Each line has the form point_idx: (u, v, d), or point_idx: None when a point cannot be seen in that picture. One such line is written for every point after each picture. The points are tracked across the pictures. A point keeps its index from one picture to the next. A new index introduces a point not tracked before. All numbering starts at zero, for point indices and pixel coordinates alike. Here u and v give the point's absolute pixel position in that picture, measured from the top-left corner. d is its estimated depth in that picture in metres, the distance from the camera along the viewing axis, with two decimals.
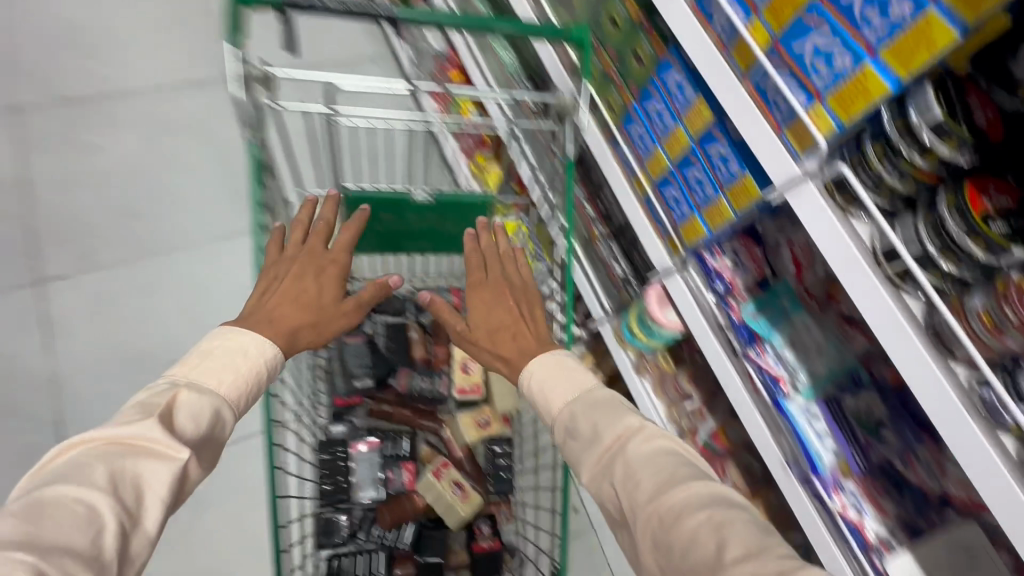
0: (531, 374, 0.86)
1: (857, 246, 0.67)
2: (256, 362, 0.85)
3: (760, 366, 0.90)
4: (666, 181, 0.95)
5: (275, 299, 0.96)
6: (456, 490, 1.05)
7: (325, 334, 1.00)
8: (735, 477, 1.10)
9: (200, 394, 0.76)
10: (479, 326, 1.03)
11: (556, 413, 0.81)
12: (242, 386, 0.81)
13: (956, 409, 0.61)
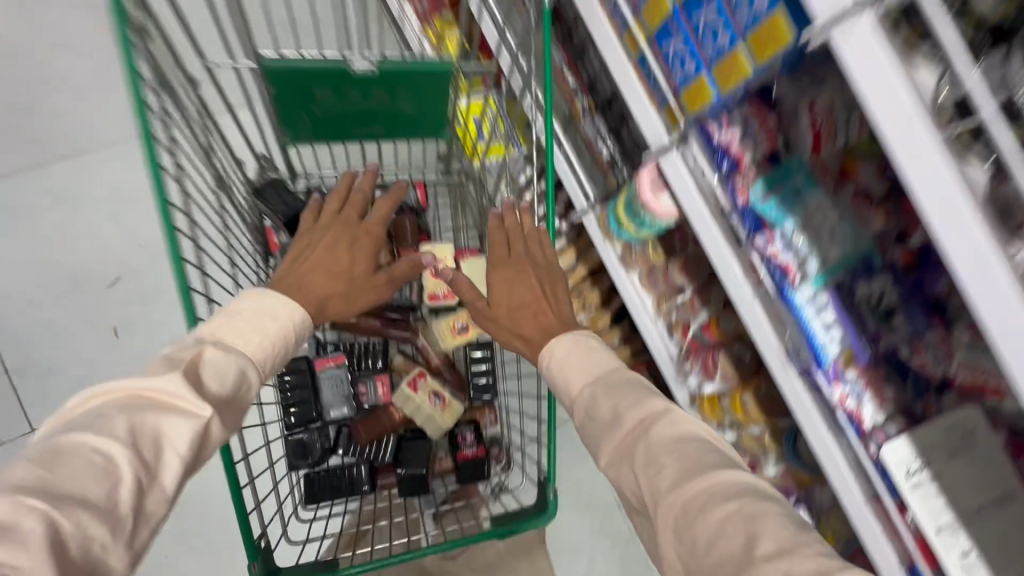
0: (550, 357, 0.80)
1: (915, 100, 0.52)
2: (288, 330, 0.76)
3: (766, 256, 0.79)
4: (667, 32, 0.77)
5: (306, 261, 0.87)
6: (435, 400, 0.98)
7: (351, 305, 0.89)
8: (727, 368, 1.05)
9: (227, 352, 0.67)
10: (502, 298, 0.91)
11: (573, 392, 0.75)
12: (274, 350, 0.73)
13: (1011, 299, 0.51)
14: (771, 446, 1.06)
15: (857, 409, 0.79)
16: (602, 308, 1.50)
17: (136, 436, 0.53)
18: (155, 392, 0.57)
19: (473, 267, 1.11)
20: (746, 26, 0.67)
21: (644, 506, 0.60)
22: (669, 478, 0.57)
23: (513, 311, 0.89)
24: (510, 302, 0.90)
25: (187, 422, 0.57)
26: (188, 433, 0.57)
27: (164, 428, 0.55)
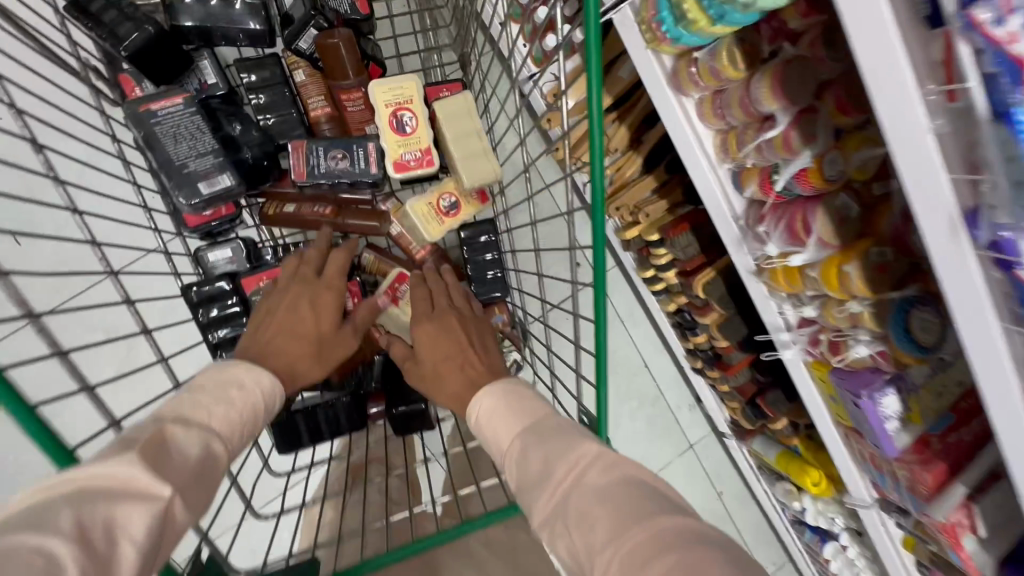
0: (476, 416, 0.69)
1: None
2: (260, 403, 0.67)
3: (988, 47, 0.43)
4: None
5: (267, 326, 0.75)
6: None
7: (319, 365, 0.76)
8: (826, 231, 0.75)
9: (189, 428, 0.58)
10: (432, 354, 0.75)
11: (504, 450, 0.64)
12: (245, 423, 0.64)
13: None
14: (868, 326, 0.81)
15: None
16: (631, 151, 1.16)
17: (85, 529, 0.44)
18: (107, 478, 0.48)
19: (451, 108, 0.74)
20: None
21: (580, 566, 0.50)
22: (602, 533, 0.48)
23: (434, 368, 0.75)
24: (439, 363, 0.74)
25: (143, 507, 0.48)
26: (147, 516, 0.48)
27: (118, 514, 0.47)
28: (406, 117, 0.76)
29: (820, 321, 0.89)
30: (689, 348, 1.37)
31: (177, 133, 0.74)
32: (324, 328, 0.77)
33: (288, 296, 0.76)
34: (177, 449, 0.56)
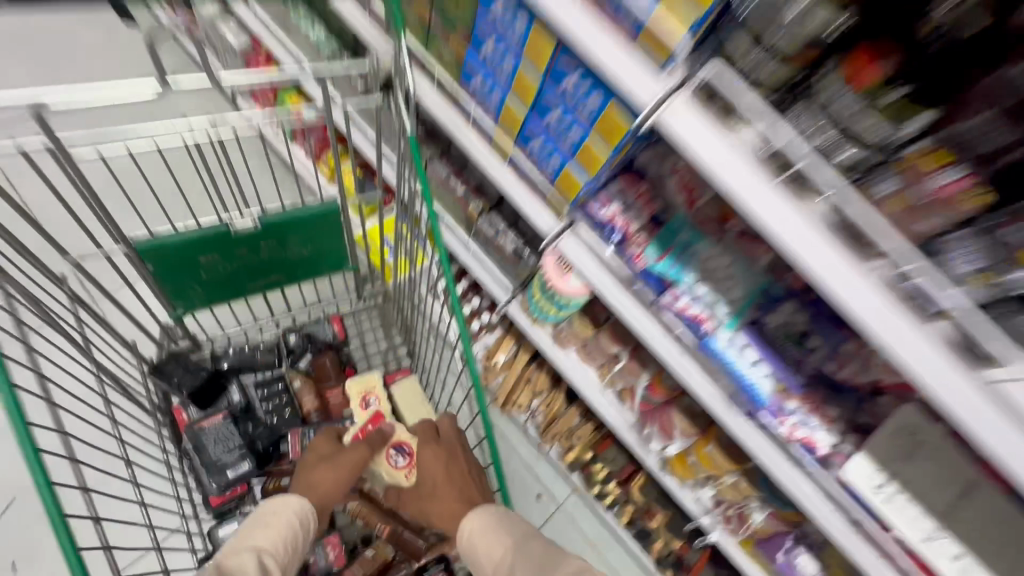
0: (470, 534, 0.80)
1: (734, 151, 0.54)
2: (296, 520, 0.82)
3: (676, 314, 0.83)
4: (529, 134, 0.84)
5: (306, 474, 0.91)
6: (397, 456, 1.00)
7: (337, 468, 0.90)
8: (684, 425, 1.03)
9: (241, 553, 0.72)
10: (433, 479, 0.91)
11: (495, 564, 0.75)
12: (286, 537, 0.79)
13: (878, 307, 0.51)
14: (752, 494, 1.01)
15: (808, 437, 0.78)
16: (555, 388, 1.43)
17: None
18: None
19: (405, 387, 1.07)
20: (553, 172, 0.85)
21: None
22: None
23: (434, 490, 0.90)
24: (439, 482, 0.90)
25: None
26: None
27: None
28: (371, 399, 1.07)
29: (724, 499, 1.07)
30: (655, 558, 1.43)
31: (217, 439, 1.02)
32: (328, 453, 0.94)
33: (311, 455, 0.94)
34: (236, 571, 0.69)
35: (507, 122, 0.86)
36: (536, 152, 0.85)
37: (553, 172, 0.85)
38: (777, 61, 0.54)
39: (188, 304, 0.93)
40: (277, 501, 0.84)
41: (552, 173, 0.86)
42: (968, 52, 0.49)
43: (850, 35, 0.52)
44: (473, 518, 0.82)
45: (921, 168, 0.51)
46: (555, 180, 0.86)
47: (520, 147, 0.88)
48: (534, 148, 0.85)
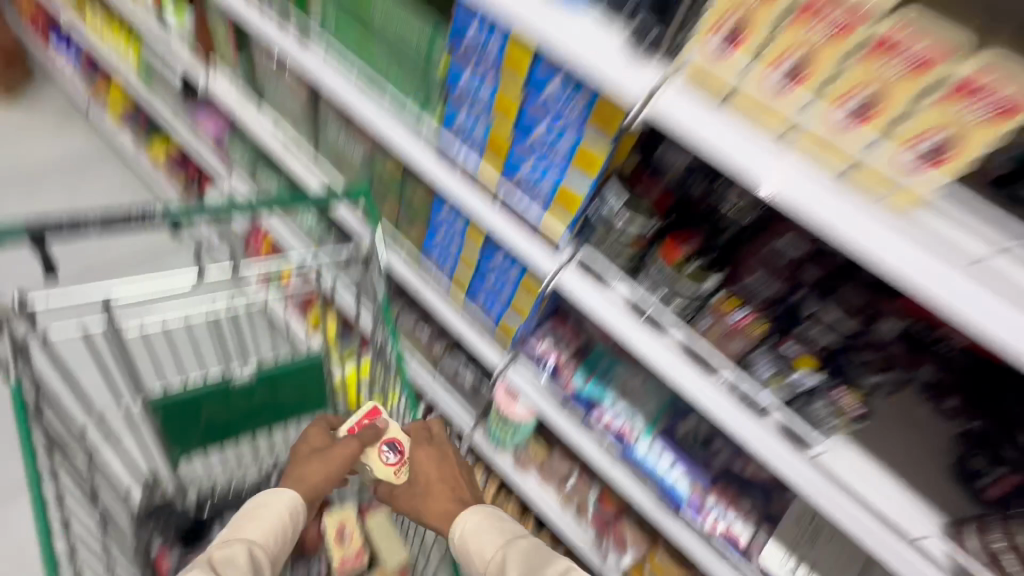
0: (462, 532, 0.81)
1: (610, 302, 0.76)
2: (285, 512, 0.82)
3: (604, 428, 0.99)
4: (475, 291, 1.03)
5: (300, 466, 0.89)
6: (387, 453, 0.93)
7: (325, 462, 0.88)
8: (635, 537, 1.13)
9: (234, 542, 0.73)
10: (424, 472, 0.92)
11: (485, 560, 0.77)
12: (276, 528, 0.79)
13: (725, 407, 0.70)
14: None
15: (729, 530, 0.90)
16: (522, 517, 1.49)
17: None
18: None
19: None
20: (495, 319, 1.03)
21: None
22: None
23: (427, 490, 0.90)
24: (432, 482, 0.90)
25: None
26: None
27: None
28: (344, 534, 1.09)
29: None
30: None
31: None
32: (318, 446, 0.92)
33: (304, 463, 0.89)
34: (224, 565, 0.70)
35: (456, 282, 1.05)
36: (481, 303, 1.03)
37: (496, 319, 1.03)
38: (619, 248, 0.76)
39: (184, 449, 1.04)
40: (268, 493, 0.83)
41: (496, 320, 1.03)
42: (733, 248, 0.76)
43: (664, 226, 0.77)
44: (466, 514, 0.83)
45: (720, 311, 0.72)
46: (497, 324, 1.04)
47: (468, 300, 1.05)
48: (480, 301, 1.03)
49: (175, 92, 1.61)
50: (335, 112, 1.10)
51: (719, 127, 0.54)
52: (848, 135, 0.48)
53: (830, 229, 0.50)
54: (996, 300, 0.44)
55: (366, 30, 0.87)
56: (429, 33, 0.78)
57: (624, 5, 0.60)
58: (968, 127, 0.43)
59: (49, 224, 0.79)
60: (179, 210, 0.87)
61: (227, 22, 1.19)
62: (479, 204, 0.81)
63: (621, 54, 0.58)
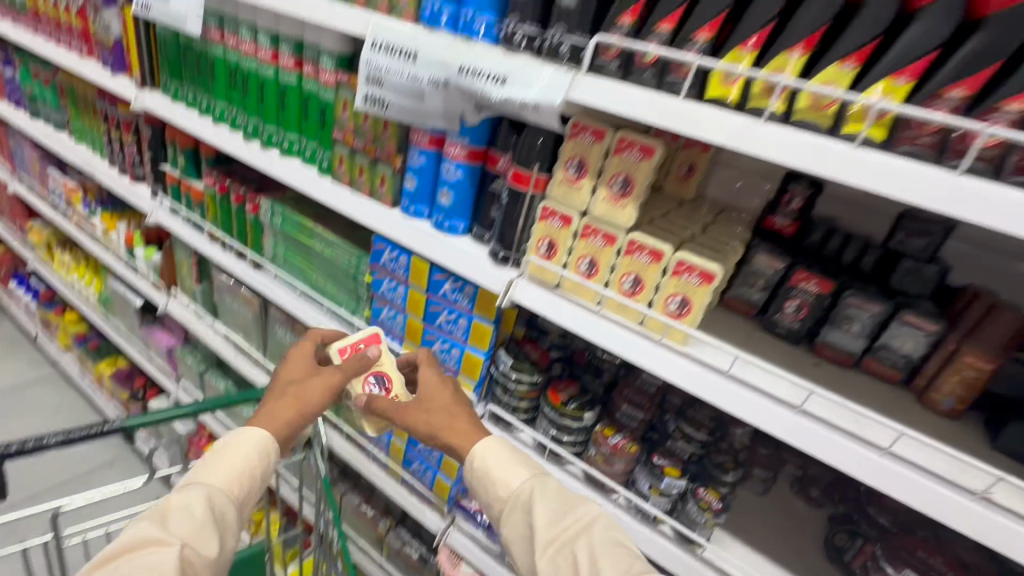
0: (479, 457, 0.73)
1: (521, 446, 0.92)
2: (251, 452, 0.70)
3: None
4: (409, 459, 1.13)
5: (281, 394, 0.77)
6: (373, 387, 0.86)
7: (302, 395, 0.76)
8: None
9: (190, 489, 0.65)
10: (430, 394, 0.80)
11: (507, 494, 0.71)
12: (242, 474, 0.69)
13: (620, 520, 0.85)
14: None
15: None
16: None
17: None
18: None
19: None
20: (430, 483, 1.11)
21: None
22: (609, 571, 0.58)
23: (442, 411, 0.78)
24: (441, 405, 0.79)
25: (164, 558, 0.56)
26: (169, 561, 0.56)
27: None
28: None
29: None
30: None
31: None
32: (303, 377, 0.80)
33: (282, 395, 0.76)
34: (178, 517, 0.61)
35: (393, 452, 1.15)
36: (418, 468, 1.12)
37: (430, 482, 1.11)
38: (515, 400, 0.93)
39: None
40: (226, 436, 0.71)
41: (432, 484, 1.11)
42: (608, 390, 0.98)
43: (545, 378, 0.94)
44: (475, 447, 0.74)
45: (602, 438, 0.87)
46: (433, 487, 1.11)
47: (408, 468, 1.14)
48: (416, 467, 1.12)
49: (130, 315, 1.77)
50: (284, 318, 1.28)
51: (555, 302, 0.78)
52: (631, 303, 0.74)
53: (637, 361, 0.73)
54: (739, 395, 0.66)
55: (309, 257, 1.12)
56: (355, 256, 1.03)
57: (486, 234, 0.88)
58: (693, 289, 0.69)
59: (7, 446, 0.87)
60: (135, 418, 0.98)
61: (193, 258, 1.43)
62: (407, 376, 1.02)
63: (486, 264, 0.83)
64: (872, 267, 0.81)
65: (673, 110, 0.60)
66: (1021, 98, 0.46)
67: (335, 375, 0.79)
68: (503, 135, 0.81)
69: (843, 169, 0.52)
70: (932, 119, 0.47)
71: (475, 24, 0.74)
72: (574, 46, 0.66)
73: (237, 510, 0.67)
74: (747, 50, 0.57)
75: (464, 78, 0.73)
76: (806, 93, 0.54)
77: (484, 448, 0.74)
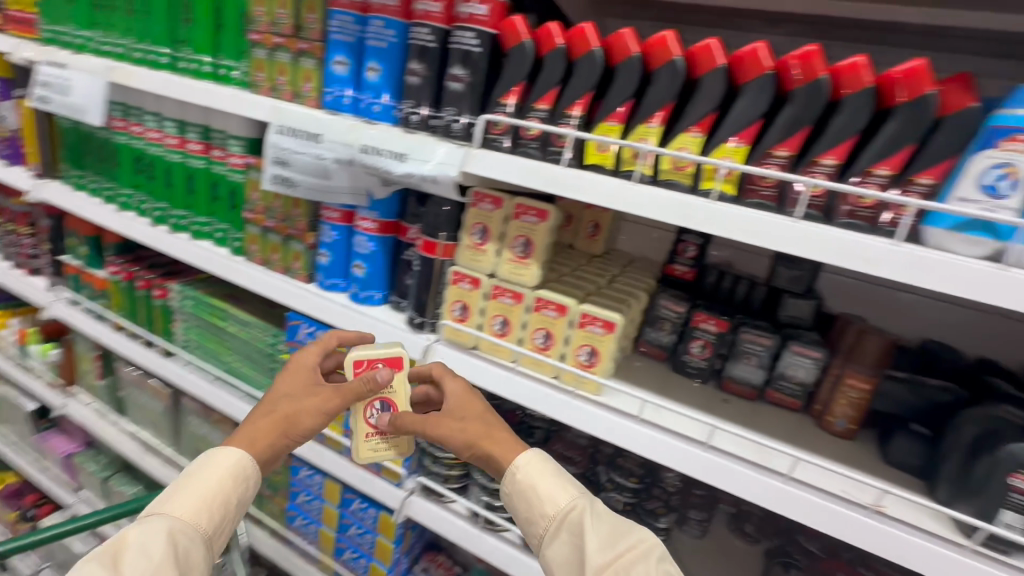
0: (523, 473, 0.66)
1: (455, 516, 0.88)
2: (227, 477, 0.64)
3: None
4: (339, 548, 1.05)
5: (273, 410, 0.69)
6: (377, 414, 0.73)
7: (293, 416, 0.68)
8: None
9: (153, 522, 0.59)
10: (462, 404, 0.71)
11: (554, 512, 0.64)
12: (213, 503, 0.62)
13: None
14: None
15: None
16: None
17: None
18: None
19: None
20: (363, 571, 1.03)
21: None
22: None
23: (479, 420, 0.70)
24: (471, 420, 0.70)
25: None
26: None
27: None
28: None
29: None
30: None
31: None
32: (302, 393, 0.70)
33: (272, 415, 0.68)
34: (134, 556, 0.55)
35: (322, 542, 1.07)
36: (349, 557, 1.03)
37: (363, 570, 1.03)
38: (445, 470, 0.90)
39: None
40: (203, 458, 0.65)
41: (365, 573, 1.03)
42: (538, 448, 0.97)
43: None
44: (514, 464, 0.67)
45: None
46: None
47: (339, 558, 1.05)
48: (346, 555, 1.04)
49: (21, 422, 1.58)
50: (198, 407, 1.19)
51: (472, 364, 0.79)
52: (545, 357, 0.76)
53: (555, 412, 0.74)
54: (653, 438, 0.68)
55: (224, 340, 1.07)
56: (272, 335, 1.00)
57: (402, 302, 0.89)
58: (599, 339, 0.72)
59: None
60: (9, 543, 0.86)
61: (96, 353, 1.33)
62: (333, 456, 0.98)
63: (403, 332, 0.83)
64: (761, 304, 0.88)
65: (555, 177, 0.65)
66: (831, 154, 0.54)
67: (332, 399, 0.70)
68: (410, 207, 0.84)
69: (703, 220, 0.58)
70: (767, 174, 0.54)
71: (375, 107, 0.79)
72: (466, 124, 0.72)
73: (206, 543, 0.61)
74: (613, 122, 0.64)
75: (368, 156, 0.76)
76: (666, 157, 0.61)
77: (526, 466, 0.67)
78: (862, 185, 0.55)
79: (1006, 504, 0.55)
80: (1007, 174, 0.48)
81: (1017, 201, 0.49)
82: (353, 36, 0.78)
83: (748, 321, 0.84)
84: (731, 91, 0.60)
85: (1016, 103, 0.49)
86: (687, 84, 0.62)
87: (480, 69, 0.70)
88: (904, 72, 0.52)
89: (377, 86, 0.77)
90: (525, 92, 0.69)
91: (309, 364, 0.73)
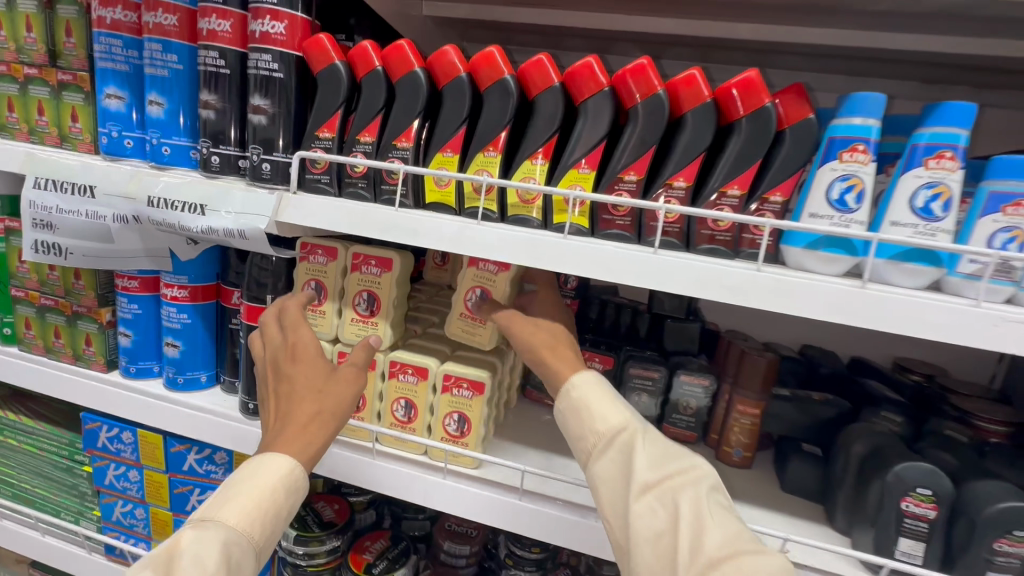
0: (575, 389, 0.52)
1: None
2: (279, 486, 0.48)
3: None
4: None
5: (301, 412, 0.52)
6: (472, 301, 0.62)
7: (327, 406, 0.53)
8: None
9: (198, 538, 0.44)
10: (544, 313, 0.59)
11: (606, 431, 0.49)
12: (268, 514, 0.48)
13: None
14: None
15: None
16: None
17: None
18: None
19: None
20: None
21: None
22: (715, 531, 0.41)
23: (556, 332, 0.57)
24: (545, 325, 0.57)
25: None
26: None
27: None
28: None
29: None
30: None
31: None
32: (321, 381, 0.54)
33: (305, 413, 0.52)
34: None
35: None
36: None
37: None
38: None
39: None
40: (251, 461, 0.50)
41: None
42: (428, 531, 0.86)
43: (346, 539, 0.75)
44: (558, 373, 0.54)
45: None
46: None
47: None
48: None
49: None
50: None
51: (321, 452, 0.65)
52: (408, 434, 0.64)
53: (424, 499, 0.62)
54: (541, 516, 0.59)
55: (7, 456, 0.82)
56: (67, 443, 0.77)
57: (235, 384, 0.72)
58: (467, 404, 0.61)
59: None
60: None
61: None
62: None
63: (231, 419, 0.67)
64: (647, 331, 0.82)
65: (387, 221, 0.54)
66: (681, 175, 0.49)
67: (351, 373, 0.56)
68: (232, 269, 0.69)
69: (556, 259, 0.50)
70: (619, 202, 0.47)
71: (165, 148, 0.63)
72: (277, 164, 0.59)
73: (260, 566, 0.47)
74: (449, 153, 0.55)
75: (156, 210, 0.60)
76: (511, 190, 0.53)
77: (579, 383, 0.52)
78: (717, 208, 0.50)
79: (902, 531, 0.52)
80: (851, 187, 0.46)
81: (864, 213, 0.46)
82: (127, 64, 0.63)
83: (635, 354, 0.77)
84: (571, 111, 0.54)
85: (849, 112, 0.47)
86: (524, 106, 0.55)
87: (288, 98, 0.58)
88: (740, 83, 0.49)
89: (162, 123, 0.62)
90: (346, 123, 0.59)
91: (306, 346, 0.56)
